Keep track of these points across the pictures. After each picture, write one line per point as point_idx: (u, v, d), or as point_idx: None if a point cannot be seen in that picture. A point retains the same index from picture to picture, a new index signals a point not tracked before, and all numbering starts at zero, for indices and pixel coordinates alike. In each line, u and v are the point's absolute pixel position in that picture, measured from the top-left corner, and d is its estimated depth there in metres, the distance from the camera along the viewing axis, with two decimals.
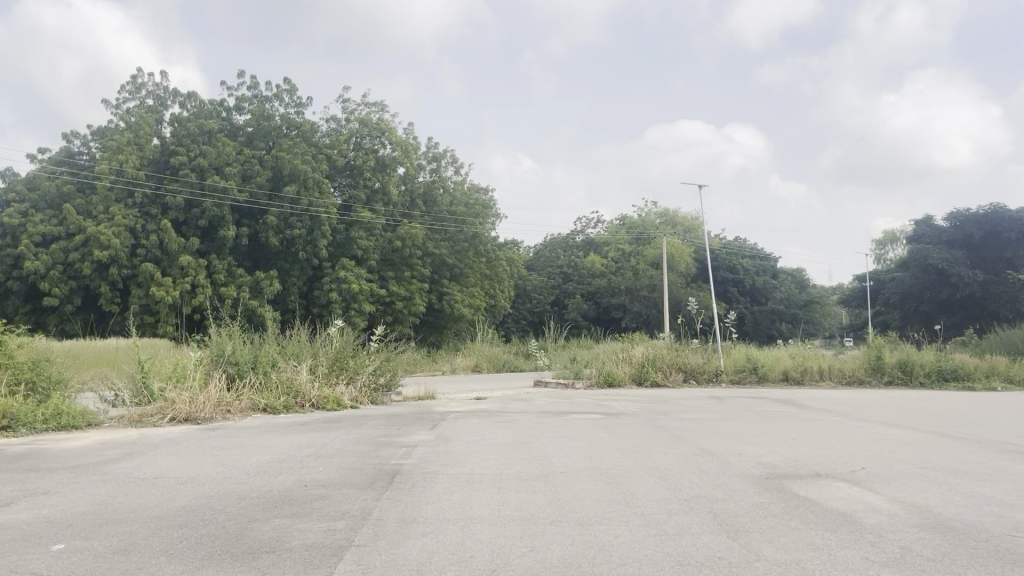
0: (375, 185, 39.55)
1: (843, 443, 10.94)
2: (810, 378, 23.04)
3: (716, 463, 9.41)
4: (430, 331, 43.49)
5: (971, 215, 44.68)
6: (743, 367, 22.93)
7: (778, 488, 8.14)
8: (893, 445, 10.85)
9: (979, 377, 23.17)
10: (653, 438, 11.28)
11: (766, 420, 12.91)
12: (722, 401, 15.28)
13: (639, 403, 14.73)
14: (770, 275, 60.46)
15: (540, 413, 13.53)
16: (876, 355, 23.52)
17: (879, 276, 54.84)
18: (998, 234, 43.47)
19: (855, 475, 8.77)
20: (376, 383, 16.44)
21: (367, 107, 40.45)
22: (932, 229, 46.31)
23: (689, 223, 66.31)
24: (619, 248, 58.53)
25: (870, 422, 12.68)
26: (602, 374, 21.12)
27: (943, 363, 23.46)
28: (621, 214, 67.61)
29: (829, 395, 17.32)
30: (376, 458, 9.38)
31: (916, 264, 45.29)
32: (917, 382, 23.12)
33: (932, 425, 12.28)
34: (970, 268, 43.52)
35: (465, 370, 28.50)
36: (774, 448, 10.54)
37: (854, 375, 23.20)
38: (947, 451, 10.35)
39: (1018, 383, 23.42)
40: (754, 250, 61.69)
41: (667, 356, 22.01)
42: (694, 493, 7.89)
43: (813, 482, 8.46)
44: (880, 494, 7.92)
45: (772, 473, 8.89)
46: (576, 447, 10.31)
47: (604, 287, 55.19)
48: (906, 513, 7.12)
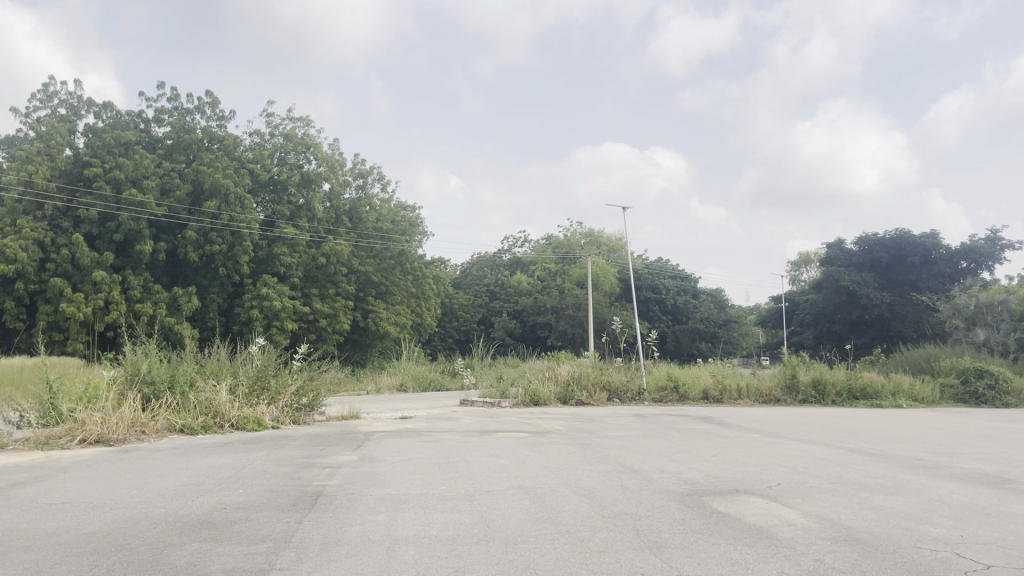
0: (300, 202, 38.96)
1: (760, 460, 11.27)
2: (729, 397, 23.58)
3: (639, 481, 9.57)
4: (354, 349, 42.92)
5: (879, 240, 46.83)
6: (665, 386, 23.40)
7: (698, 504, 8.33)
8: (807, 460, 11.24)
9: (886, 395, 24.23)
10: (578, 455, 11.39)
11: (687, 438, 13.20)
12: (644, 419, 15.55)
13: (564, 421, 14.87)
14: (691, 295, 61.93)
15: (466, 432, 13.51)
16: (791, 374, 24.31)
17: (794, 297, 56.81)
18: (903, 259, 45.62)
19: (771, 491, 9.05)
20: (298, 403, 16.15)
21: (292, 122, 39.88)
22: (843, 252, 48.28)
23: (613, 244, 67.47)
24: (545, 266, 59.09)
25: (786, 438, 13.11)
26: (528, 393, 21.17)
27: (853, 382, 24.45)
28: (546, 234, 68.27)
29: (746, 413, 17.80)
30: (298, 479, 9.20)
31: (828, 286, 47.02)
32: (828, 401, 24.07)
33: (843, 441, 12.78)
34: (878, 290, 45.50)
35: (391, 390, 28.21)
36: (694, 465, 10.79)
37: (771, 394, 23.86)
38: (857, 466, 10.79)
39: (922, 401, 24.54)
40: (675, 271, 63.09)
41: (592, 375, 22.33)
42: (618, 510, 8.01)
43: (732, 498, 8.69)
44: (796, 509, 8.20)
45: (693, 489, 9.09)
46: (501, 465, 10.33)
47: (530, 306, 55.53)
48: (819, 527, 7.38)
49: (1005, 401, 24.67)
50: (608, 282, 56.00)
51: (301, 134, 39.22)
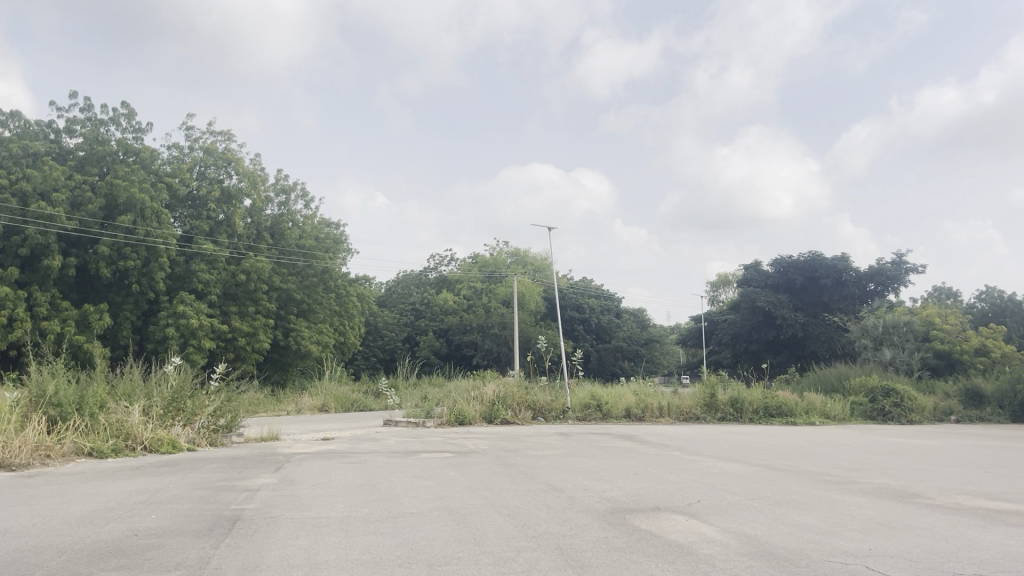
0: (220, 217, 38.00)
1: (680, 477, 11.48)
2: (650, 415, 23.92)
3: (563, 500, 9.63)
4: (274, 369, 41.91)
5: (793, 262, 48.53)
6: (588, 404, 23.62)
7: (620, 522, 8.44)
8: (726, 477, 11.51)
9: (800, 413, 25.01)
10: (502, 475, 11.39)
11: (610, 456, 13.36)
12: (568, 438, 15.66)
13: (489, 441, 14.86)
14: (614, 314, 62.83)
15: (390, 453, 13.35)
16: (710, 393, 24.88)
17: (713, 317, 58.27)
18: (816, 281, 47.35)
19: (691, 508, 9.23)
20: (215, 424, 15.67)
21: (213, 136, 38.95)
22: (760, 274, 49.82)
23: (539, 263, 68.01)
24: (471, 285, 59.18)
25: (705, 456, 13.40)
26: (454, 412, 21.04)
27: (769, 400, 25.16)
28: (472, 253, 68.33)
29: (667, 431, 18.14)
30: (215, 504, 8.92)
31: (746, 306, 48.33)
32: (746, 419, 24.68)
33: (760, 458, 13.14)
34: (793, 310, 47.03)
35: (312, 411, 27.63)
36: (617, 483, 10.92)
37: (691, 413, 24.35)
38: (773, 482, 11.12)
39: (834, 418, 25.43)
40: (599, 290, 63.96)
41: (517, 395, 22.36)
42: (542, 529, 8.05)
43: (654, 515, 8.82)
44: (714, 525, 8.38)
45: (615, 507, 9.20)
46: (426, 486, 10.24)
47: (455, 324, 55.41)
48: (736, 543, 7.56)
49: (910, 418, 25.83)
50: (533, 301, 56.43)
51: (221, 148, 38.38)
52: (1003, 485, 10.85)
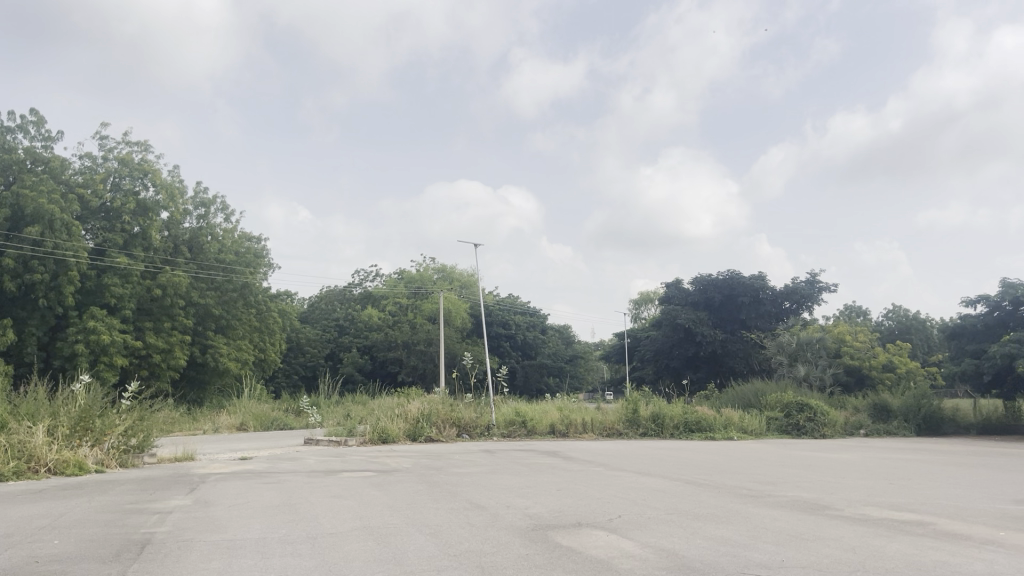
0: (134, 230, 36.80)
1: (602, 493, 11.59)
2: (574, 431, 24.09)
3: (485, 517, 9.60)
4: (190, 387, 40.60)
5: (713, 280, 49.89)
6: (513, 421, 23.65)
7: (542, 538, 8.45)
8: (647, 493, 11.66)
9: (719, 427, 25.58)
10: (425, 494, 11.29)
11: (534, 472, 13.39)
12: (492, 455, 15.64)
13: (412, 459, 14.72)
14: (540, 331, 63.21)
15: (310, 473, 13.06)
16: (633, 408, 25.26)
17: (636, 334, 59.27)
18: (734, 298, 48.74)
19: (611, 523, 9.32)
20: (126, 445, 15.07)
21: (128, 146, 37.72)
22: (680, 292, 50.94)
23: (465, 279, 68.01)
24: (397, 301, 58.97)
25: (627, 471, 13.56)
26: (377, 431, 20.78)
27: (689, 415, 25.65)
28: (398, 268, 67.87)
29: (590, 447, 18.30)
30: (123, 527, 8.56)
31: (667, 324, 49.28)
32: (667, 434, 25.14)
33: (679, 473, 13.39)
34: (712, 328, 48.16)
35: (230, 430, 26.86)
36: (540, 499, 10.95)
37: (613, 428, 24.66)
38: (691, 497, 11.32)
39: (750, 433, 26.07)
40: (525, 307, 64.29)
41: (442, 411, 22.24)
42: (463, 548, 8.00)
43: (575, 531, 8.88)
44: (634, 540, 8.49)
45: (538, 524, 9.22)
46: (346, 506, 10.05)
47: (380, 341, 54.83)
48: (655, 557, 7.66)
49: (822, 432, 26.78)
50: (459, 317, 56.43)
51: (137, 159, 37.19)
52: (908, 496, 11.32)
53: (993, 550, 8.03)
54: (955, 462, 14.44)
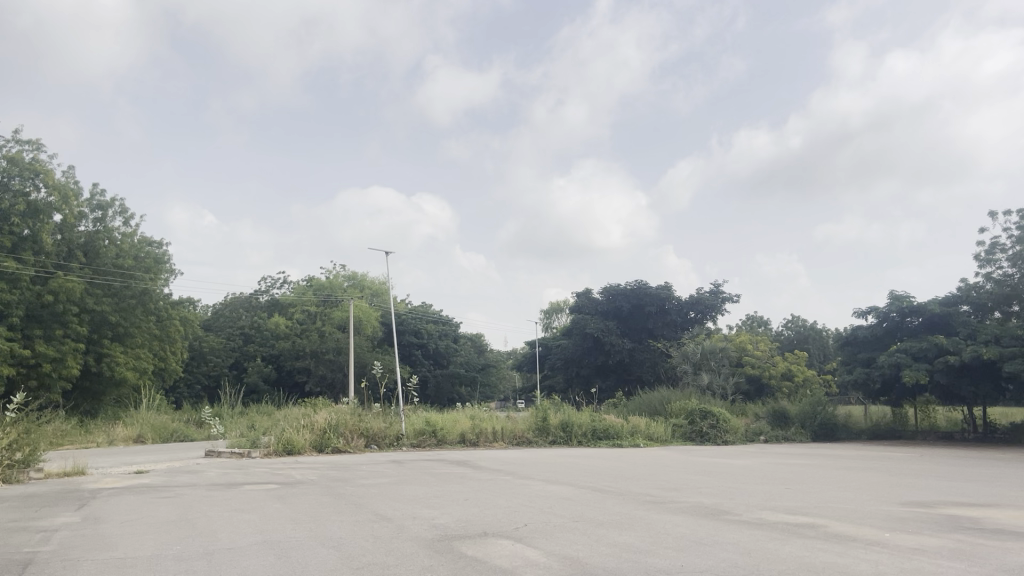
0: (24, 233, 35.02)
1: (509, 502, 11.62)
2: (484, 439, 24.10)
3: (391, 528, 9.51)
4: (84, 398, 38.68)
5: (622, 290, 51.00)
6: (423, 431, 23.45)
7: (448, 549, 8.41)
8: (553, 500, 11.76)
9: (625, 435, 26.06)
10: (329, 506, 11.08)
11: (441, 482, 13.32)
12: (400, 465, 15.48)
13: (317, 470, 14.44)
14: (452, 339, 63.02)
15: (210, 486, 12.64)
16: (542, 417, 25.47)
17: (547, 343, 59.86)
18: (642, 308, 49.89)
19: (517, 531, 9.37)
20: (11, 460, 14.27)
21: (19, 144, 35.80)
22: (590, 301, 51.72)
23: (376, 287, 67.29)
24: (305, 309, 57.80)
25: (535, 479, 13.65)
26: (282, 442, 20.27)
27: (597, 423, 26.04)
28: (307, 275, 66.65)
29: (500, 456, 18.33)
30: (3, 547, 8.10)
31: (577, 332, 49.90)
32: (576, 442, 25.45)
33: (586, 480, 13.55)
34: (620, 336, 49.01)
35: (126, 442, 25.77)
36: (447, 510, 10.89)
37: (523, 437, 24.74)
38: (597, 504, 11.50)
39: (655, 440, 26.63)
40: (437, 316, 64.02)
41: (350, 422, 21.92)
42: (367, 560, 7.88)
43: (480, 541, 8.88)
44: (538, 548, 8.55)
45: (443, 535, 9.18)
46: (246, 521, 9.77)
47: (287, 350, 53.64)
48: (559, 566, 7.75)
49: (725, 438, 27.71)
50: (370, 325, 55.85)
51: (28, 158, 35.29)
52: (802, 500, 11.79)
53: (877, 550, 8.45)
54: (846, 466, 15.13)
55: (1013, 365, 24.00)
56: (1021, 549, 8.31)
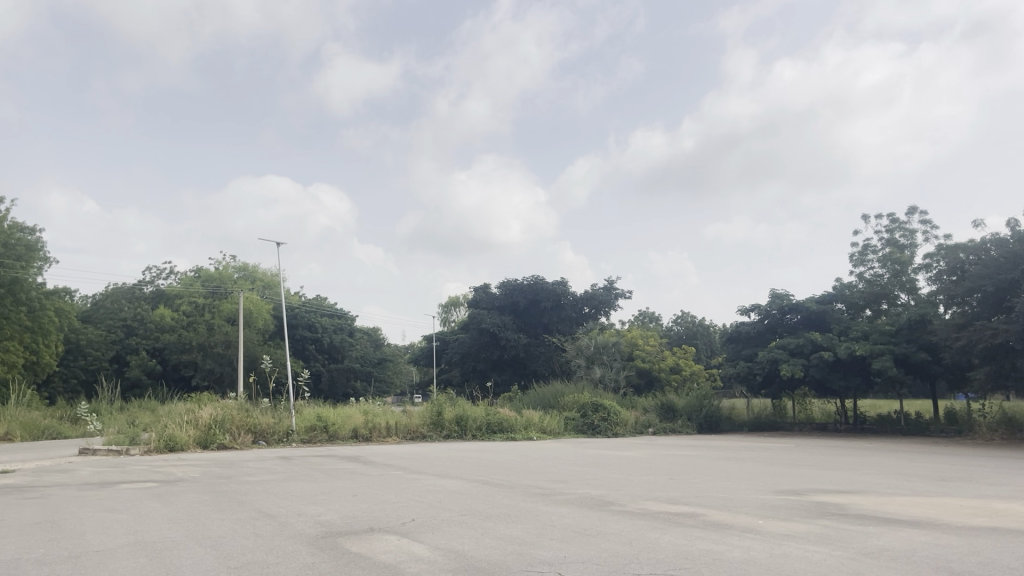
0: None
1: (399, 497, 11.54)
2: (377, 435, 23.88)
3: (273, 526, 9.30)
4: None
5: (518, 285, 51.37)
6: (314, 426, 22.99)
7: (331, 546, 8.27)
8: (443, 494, 11.76)
9: (519, 428, 26.28)
10: (211, 504, 10.73)
11: (330, 478, 13.12)
12: (289, 461, 15.15)
13: (199, 468, 13.95)
14: (347, 333, 62.08)
15: (81, 486, 12.02)
16: (437, 411, 25.45)
17: (444, 337, 59.77)
18: (538, 303, 50.45)
19: (404, 527, 9.32)
20: None
21: None
22: (487, 295, 51.82)
23: (268, 279, 65.59)
24: (192, 300, 55.84)
25: (426, 474, 13.59)
26: (163, 438, 19.52)
27: (491, 417, 26.16)
28: (195, 266, 64.37)
29: (391, 451, 18.15)
30: None
31: (473, 327, 49.92)
32: (469, 435, 25.53)
33: (476, 474, 13.60)
34: (516, 331, 49.39)
35: None
36: (334, 506, 10.72)
37: (417, 432, 24.68)
38: (486, 497, 11.58)
39: (548, 433, 26.97)
40: (332, 309, 62.93)
41: (237, 418, 21.31)
42: (245, 559, 7.68)
43: (365, 537, 8.79)
44: (424, 543, 8.53)
45: (328, 531, 9.04)
46: (118, 521, 9.35)
47: (173, 343, 51.62)
48: (443, 559, 7.75)
49: (615, 431, 28.43)
50: (261, 318, 54.54)
51: None
52: (684, 490, 12.20)
53: (749, 537, 8.85)
54: (727, 457, 15.73)
55: (881, 362, 25.53)
56: (880, 532, 8.85)
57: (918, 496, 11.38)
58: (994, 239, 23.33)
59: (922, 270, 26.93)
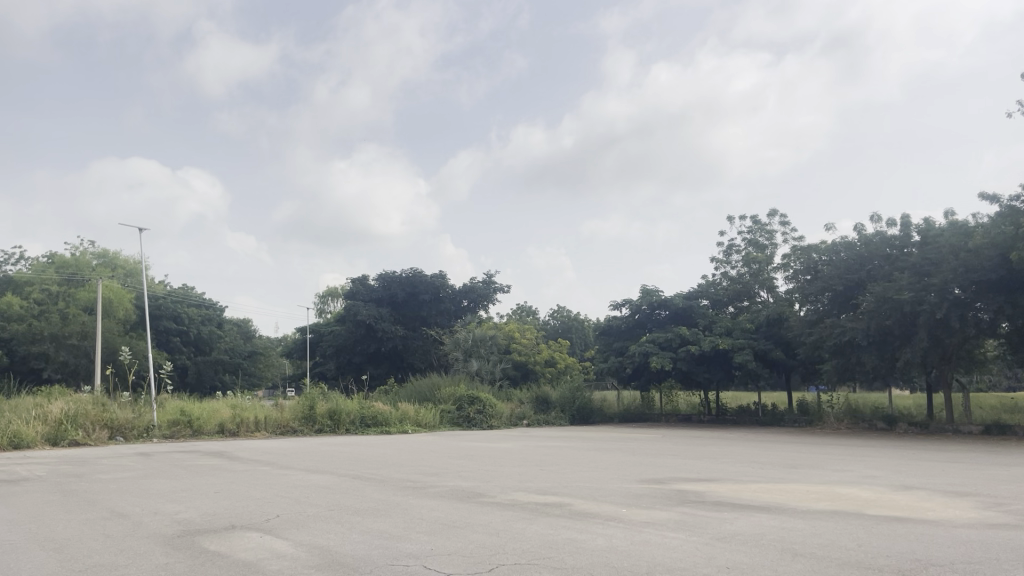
0: None
1: (264, 493, 11.22)
2: (245, 429, 23.17)
3: (127, 526, 8.86)
4: None
5: (396, 278, 50.75)
6: (177, 421, 22.05)
7: (188, 545, 7.95)
8: (310, 490, 11.54)
9: (393, 422, 26.04)
10: (58, 504, 10.10)
11: (193, 475, 12.60)
12: (148, 457, 14.44)
13: (45, 466, 13.07)
14: (215, 324, 59.74)
15: None
16: (309, 406, 24.92)
17: (319, 329, 58.64)
18: (416, 296, 50.07)
19: (267, 523, 9.07)
20: None
21: None
22: (365, 288, 50.71)
23: (130, 267, 62.29)
24: (44, 288, 52.31)
25: (294, 469, 13.27)
26: (7, 435, 18.25)
27: (364, 411, 25.81)
28: (47, 251, 60.26)
29: (260, 446, 17.59)
30: None
31: (349, 319, 48.95)
32: (343, 430, 25.13)
33: (347, 469, 13.40)
34: (393, 323, 48.94)
35: None
36: (194, 503, 10.31)
37: (287, 426, 24.09)
38: (355, 491, 11.43)
39: (423, 426, 26.85)
40: (200, 299, 60.42)
41: (91, 412, 20.18)
42: (92, 562, 7.27)
43: (225, 535, 8.49)
44: (288, 539, 8.33)
45: (185, 530, 8.68)
46: None
47: (21, 333, 48.30)
48: (307, 556, 7.58)
49: (490, 423, 28.72)
50: (123, 308, 51.75)
51: None
52: (553, 480, 12.45)
53: (613, 525, 9.12)
54: (597, 447, 16.15)
55: (741, 356, 26.95)
56: (734, 518, 9.33)
57: (770, 483, 12.07)
58: (843, 241, 24.85)
59: (779, 269, 28.52)
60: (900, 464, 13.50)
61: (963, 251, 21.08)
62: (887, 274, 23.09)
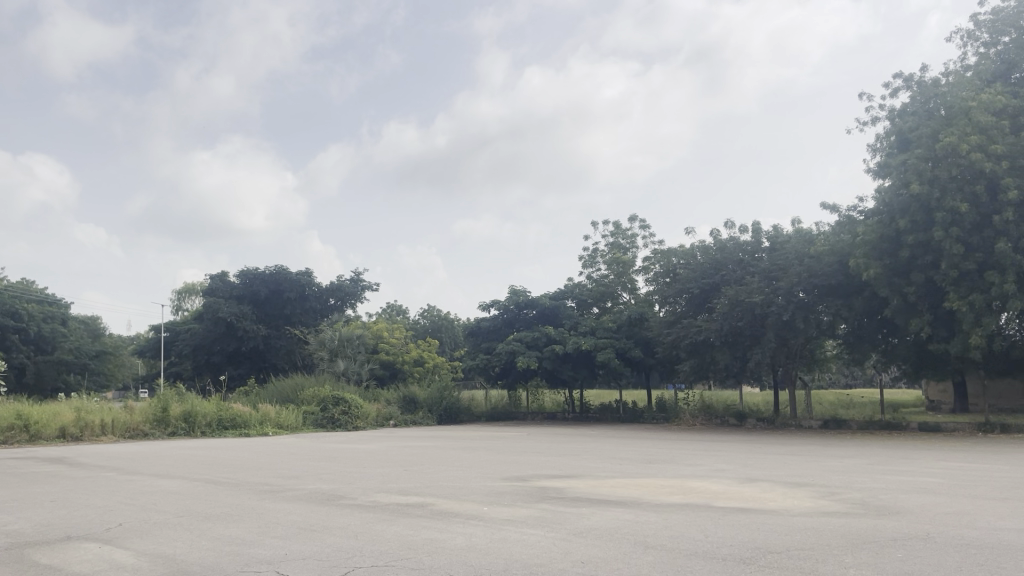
0: None
1: (106, 500, 10.54)
2: (89, 434, 21.78)
3: None
4: None
5: (259, 274, 48.76)
6: (11, 426, 20.45)
7: (15, 559, 7.36)
8: (159, 496, 10.94)
9: (253, 424, 25.15)
10: None
11: (26, 483, 11.68)
12: None
13: None
14: (59, 321, 55.81)
15: None
16: (161, 408, 23.67)
17: (176, 327, 55.89)
18: (280, 293, 48.46)
19: (107, 533, 8.53)
20: None
21: None
22: (225, 284, 48.65)
23: None
24: None
25: (143, 475, 12.56)
26: None
27: (222, 413, 24.86)
28: None
29: (105, 450, 16.54)
30: None
31: (208, 317, 46.90)
32: (198, 432, 24.08)
33: (199, 472, 12.80)
34: (255, 322, 47.28)
35: None
36: (25, 514, 9.55)
37: (138, 429, 22.82)
38: (208, 496, 10.93)
39: (285, 427, 26.06)
40: (42, 295, 56.33)
41: None
42: None
43: (59, 546, 7.93)
44: (130, 549, 7.87)
45: (14, 543, 8.04)
46: None
47: None
48: (150, 566, 7.20)
49: (356, 424, 28.24)
50: None
51: None
52: (416, 480, 12.35)
53: (473, 523, 9.14)
54: (461, 446, 16.13)
55: (604, 355, 27.76)
56: (591, 513, 9.55)
57: (629, 479, 12.42)
58: (700, 245, 26.05)
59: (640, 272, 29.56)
60: (748, 458, 14.18)
61: (807, 257, 22.58)
62: (739, 278, 24.36)
